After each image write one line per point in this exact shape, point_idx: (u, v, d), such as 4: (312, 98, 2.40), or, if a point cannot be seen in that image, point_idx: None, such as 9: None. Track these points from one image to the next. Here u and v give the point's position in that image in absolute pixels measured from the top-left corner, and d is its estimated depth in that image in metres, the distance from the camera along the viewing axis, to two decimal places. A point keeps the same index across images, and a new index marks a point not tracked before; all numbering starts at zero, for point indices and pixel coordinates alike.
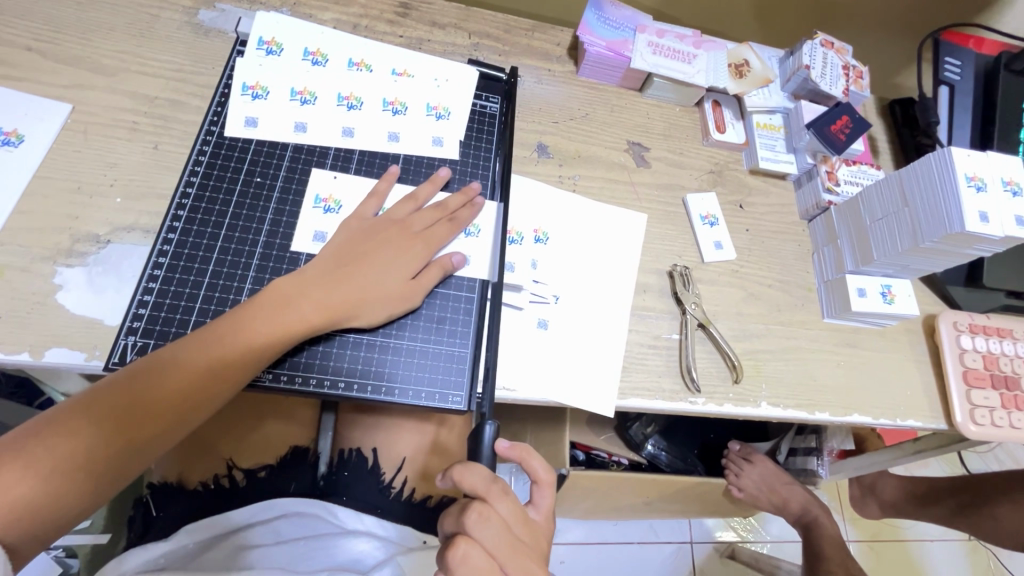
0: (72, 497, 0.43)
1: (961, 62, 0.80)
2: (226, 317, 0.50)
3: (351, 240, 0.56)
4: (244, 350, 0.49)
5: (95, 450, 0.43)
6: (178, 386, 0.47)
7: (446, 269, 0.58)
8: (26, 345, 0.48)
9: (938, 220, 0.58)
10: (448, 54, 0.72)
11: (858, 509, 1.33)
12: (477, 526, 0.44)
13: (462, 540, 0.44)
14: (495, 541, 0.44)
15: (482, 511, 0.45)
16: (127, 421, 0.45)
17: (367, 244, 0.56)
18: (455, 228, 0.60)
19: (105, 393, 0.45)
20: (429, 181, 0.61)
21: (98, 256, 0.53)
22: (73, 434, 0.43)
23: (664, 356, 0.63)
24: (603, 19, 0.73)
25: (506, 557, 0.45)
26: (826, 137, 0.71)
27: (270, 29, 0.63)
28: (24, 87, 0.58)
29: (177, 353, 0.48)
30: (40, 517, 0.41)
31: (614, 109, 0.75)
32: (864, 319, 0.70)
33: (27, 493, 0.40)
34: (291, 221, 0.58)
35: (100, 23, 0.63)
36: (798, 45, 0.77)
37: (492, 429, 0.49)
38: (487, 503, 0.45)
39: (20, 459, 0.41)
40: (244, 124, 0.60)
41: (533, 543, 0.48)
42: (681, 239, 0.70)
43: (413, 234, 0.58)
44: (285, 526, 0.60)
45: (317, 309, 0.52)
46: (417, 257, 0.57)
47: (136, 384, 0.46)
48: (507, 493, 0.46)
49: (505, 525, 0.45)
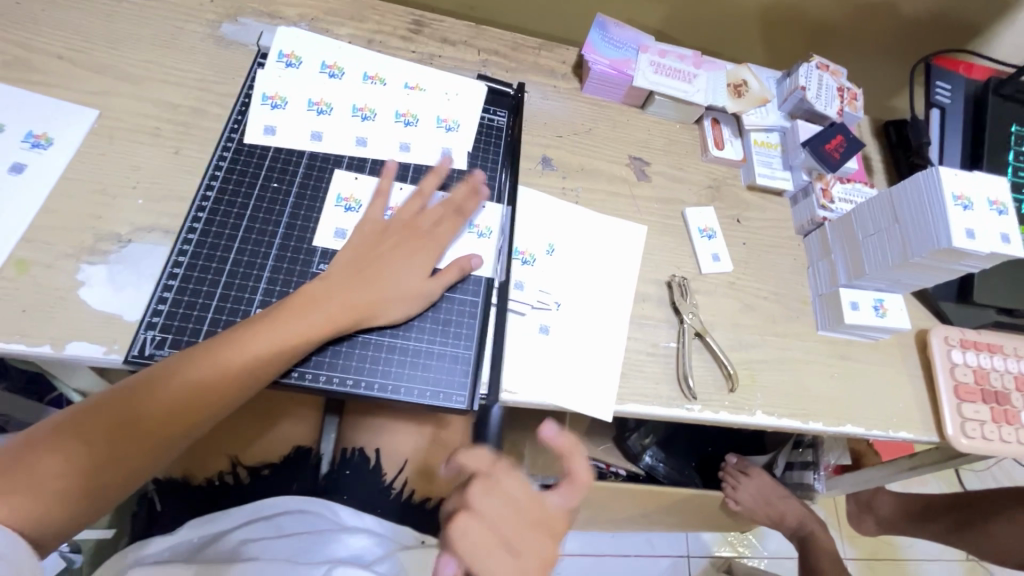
0: (101, 491, 0.46)
1: (951, 87, 0.83)
2: (247, 321, 0.52)
3: (366, 244, 0.59)
4: (265, 355, 0.51)
5: (121, 447, 0.47)
6: (199, 388, 0.49)
7: (464, 270, 0.60)
8: (48, 339, 0.51)
9: (927, 236, 0.60)
10: (457, 69, 0.75)
11: (855, 525, 1.33)
12: (480, 497, 0.46)
13: (464, 510, 0.45)
14: (497, 512, 0.46)
15: (485, 483, 0.47)
16: (152, 421, 0.48)
17: (381, 250, 0.59)
18: (458, 220, 0.63)
19: (133, 392, 0.48)
20: (432, 173, 0.63)
21: (120, 254, 0.55)
22: (102, 431, 0.46)
23: (662, 364, 0.65)
24: (607, 39, 0.76)
25: (509, 529, 0.45)
26: (820, 155, 0.75)
27: (289, 43, 0.66)
28: (54, 93, 0.61)
29: (201, 354, 0.49)
30: (73, 509, 0.45)
31: (616, 125, 0.78)
32: (857, 332, 0.72)
33: (61, 487, 0.44)
34: (305, 225, 0.60)
35: (128, 34, 0.66)
36: (794, 67, 0.80)
37: (496, 418, 0.54)
38: (490, 478, 0.47)
39: (57, 452, 0.45)
40: (262, 132, 0.62)
41: (541, 522, 0.47)
42: (680, 251, 0.73)
43: (420, 234, 0.61)
44: (288, 521, 0.61)
45: (337, 312, 0.54)
46: (430, 259, 0.60)
47: (161, 385, 0.48)
48: (511, 471, 0.48)
49: (508, 498, 0.47)
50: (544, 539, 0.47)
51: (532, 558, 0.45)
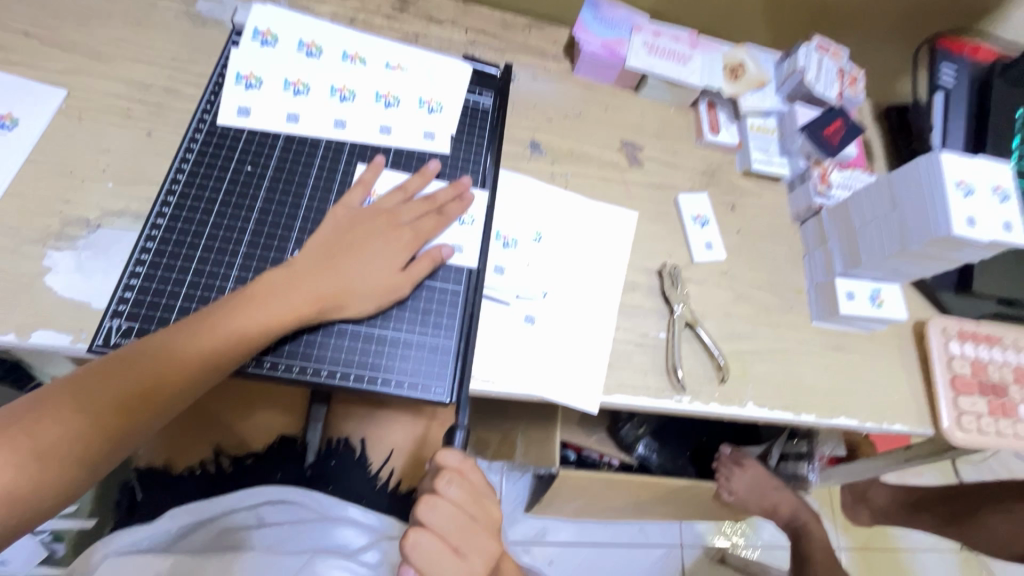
0: (59, 485, 0.43)
1: (956, 69, 0.80)
2: (214, 307, 0.50)
3: (340, 231, 0.56)
4: (233, 340, 0.49)
5: (76, 439, 0.44)
6: (162, 374, 0.47)
7: (436, 262, 0.58)
8: (12, 326, 0.49)
9: (926, 223, 0.58)
10: (443, 49, 0.73)
11: (850, 516, 1.32)
12: (426, 515, 0.45)
13: (412, 531, 0.44)
14: (445, 526, 0.45)
15: (430, 501, 0.45)
16: (112, 410, 0.45)
17: (355, 237, 0.56)
18: (442, 221, 0.60)
19: (90, 381, 0.45)
20: (419, 174, 0.61)
21: (88, 239, 0.54)
22: (54, 422, 0.43)
23: (651, 354, 0.64)
24: (599, 18, 0.74)
25: (459, 542, 0.45)
26: (819, 140, 0.72)
27: (265, 20, 0.64)
28: (20, 72, 0.58)
29: (163, 341, 0.48)
30: (28, 505, 0.42)
31: (608, 108, 0.76)
32: (852, 323, 0.70)
33: (14, 481, 0.41)
34: (271, 213, 0.58)
35: (99, 10, 0.63)
36: (793, 49, 0.78)
37: (461, 439, 0.47)
38: (434, 492, 0.45)
39: (7, 446, 0.41)
40: (237, 113, 0.60)
41: (491, 527, 0.47)
42: (672, 238, 0.71)
43: (375, 219, 0.58)
44: (270, 512, 0.59)
45: (309, 302, 0.52)
46: (402, 244, 0.57)
47: (121, 373, 0.46)
48: (453, 481, 0.45)
49: (455, 511, 0.45)
50: (489, 538, 0.47)
51: (482, 564, 0.46)
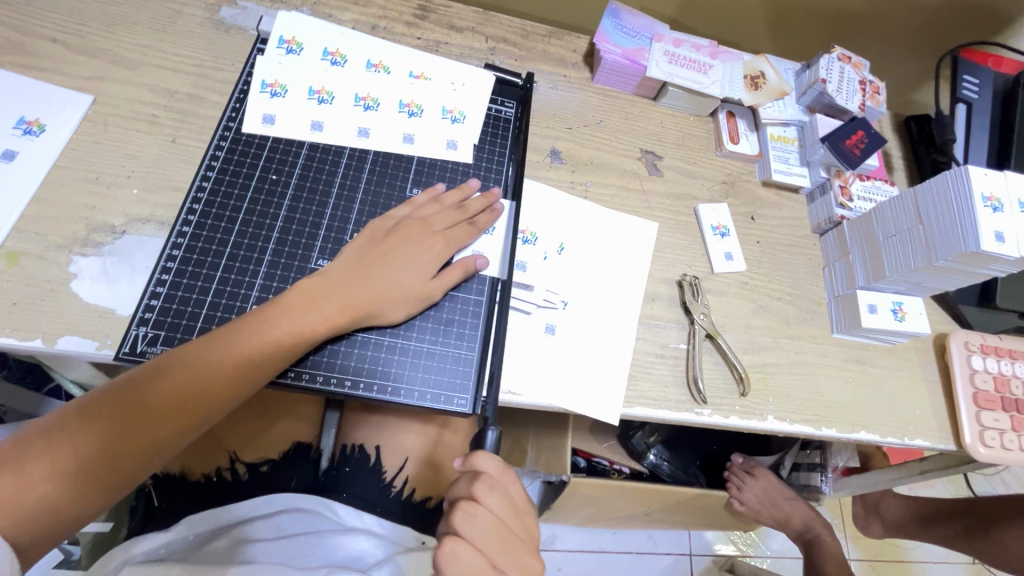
0: (94, 492, 0.44)
1: (979, 81, 0.79)
2: (249, 317, 0.50)
3: (375, 239, 0.57)
4: (268, 349, 0.49)
5: (110, 448, 0.44)
6: (193, 383, 0.47)
7: (468, 271, 0.58)
8: (39, 333, 0.49)
9: (952, 238, 0.58)
10: (464, 57, 0.73)
11: (862, 528, 1.31)
12: (465, 525, 0.44)
13: (450, 539, 0.43)
14: (482, 537, 0.44)
15: (469, 508, 0.44)
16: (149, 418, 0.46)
17: (390, 247, 0.56)
18: (474, 230, 0.60)
19: (125, 391, 0.45)
20: (459, 189, 0.62)
21: (114, 246, 0.54)
22: (89, 432, 0.44)
23: (671, 366, 0.63)
24: (620, 27, 0.74)
25: (498, 554, 0.44)
26: (841, 151, 0.71)
27: (290, 28, 0.64)
28: (47, 78, 0.59)
29: (200, 350, 0.48)
30: (65, 512, 0.42)
31: (628, 116, 0.76)
32: (873, 336, 0.69)
33: (51, 488, 0.41)
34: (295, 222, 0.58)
35: (124, 17, 0.64)
36: (815, 58, 0.77)
37: (494, 435, 0.49)
38: (475, 500, 0.45)
39: (48, 454, 0.42)
40: (261, 121, 0.60)
41: (528, 541, 0.46)
42: (692, 249, 0.70)
43: (408, 229, 0.58)
44: (286, 521, 0.59)
45: (344, 310, 0.52)
46: (426, 252, 0.57)
47: (159, 381, 0.46)
48: (495, 487, 0.45)
49: (495, 522, 0.45)
50: (530, 558, 0.46)
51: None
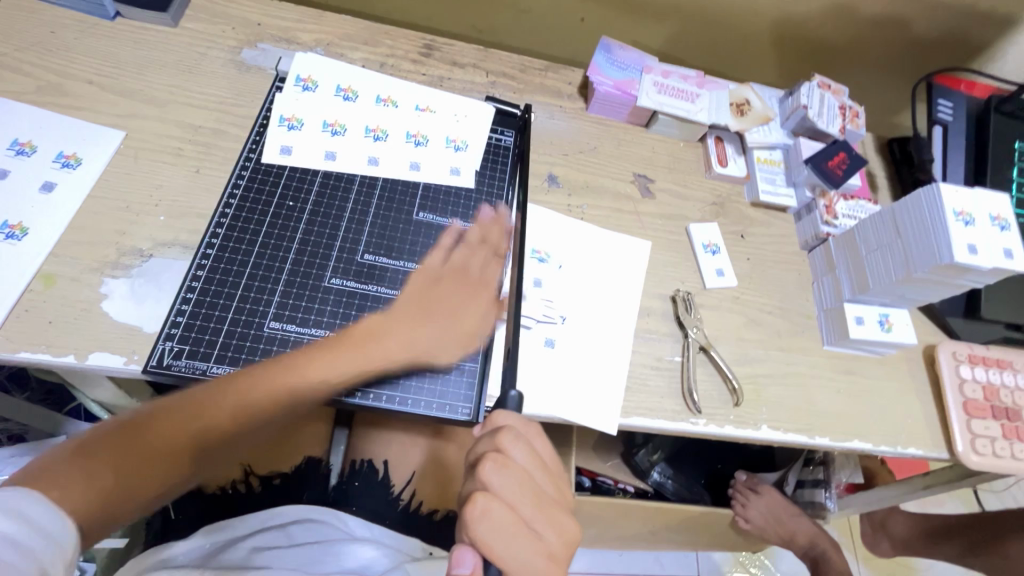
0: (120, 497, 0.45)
1: (953, 104, 0.84)
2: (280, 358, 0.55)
3: (422, 286, 0.62)
4: (287, 389, 0.53)
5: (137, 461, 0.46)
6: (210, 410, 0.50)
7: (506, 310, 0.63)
8: (72, 349, 0.53)
9: (929, 250, 0.61)
10: (467, 90, 0.78)
11: (871, 548, 1.30)
12: (493, 477, 0.46)
13: (479, 494, 0.45)
14: (511, 489, 0.46)
15: (496, 462, 0.46)
16: (163, 449, 0.48)
17: (437, 293, 0.62)
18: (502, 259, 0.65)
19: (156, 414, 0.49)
20: (494, 223, 0.67)
21: (142, 268, 0.58)
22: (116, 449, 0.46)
23: (666, 378, 0.66)
24: (612, 61, 0.79)
25: (526, 505, 0.46)
26: (823, 172, 0.76)
27: (307, 68, 0.70)
28: (83, 116, 0.64)
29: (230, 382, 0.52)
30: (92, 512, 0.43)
31: (621, 143, 0.80)
32: (862, 347, 0.72)
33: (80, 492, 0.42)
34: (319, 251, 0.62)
35: (154, 60, 0.69)
36: (797, 86, 0.82)
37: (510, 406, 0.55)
38: (501, 453, 0.47)
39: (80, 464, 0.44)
40: (279, 152, 0.65)
41: (555, 495, 0.48)
42: (685, 266, 0.74)
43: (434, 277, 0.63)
44: (299, 530, 0.61)
45: (404, 345, 0.58)
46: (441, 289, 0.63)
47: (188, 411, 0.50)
48: (519, 440, 0.48)
49: (522, 474, 0.47)
50: (559, 513, 0.48)
51: (558, 537, 0.47)
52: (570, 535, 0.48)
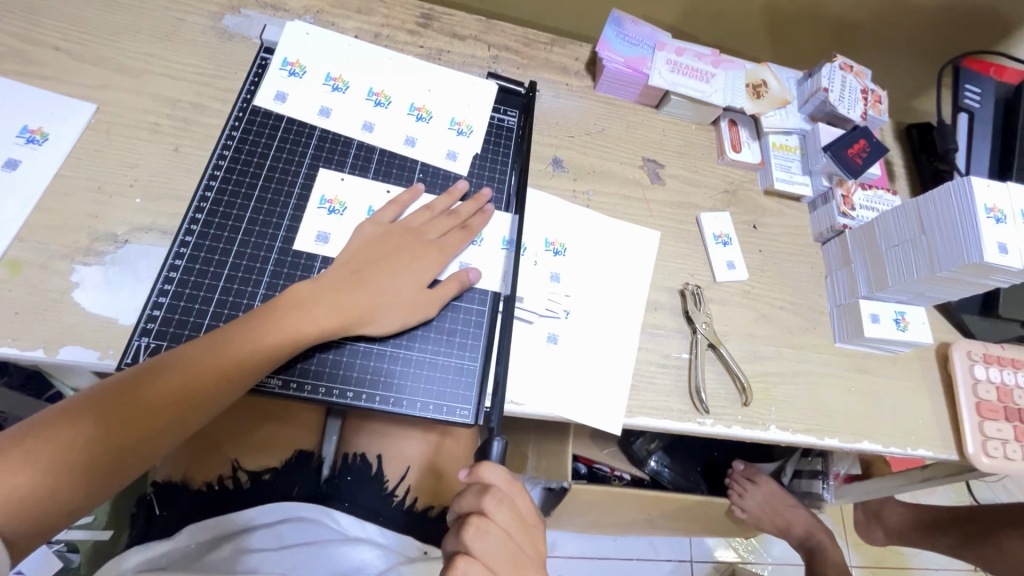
0: (76, 480, 0.42)
1: (981, 90, 0.80)
2: (247, 318, 0.50)
3: (372, 246, 0.57)
4: (241, 362, 0.48)
5: (100, 438, 0.44)
6: (173, 392, 0.46)
7: (462, 284, 0.58)
8: (41, 342, 0.49)
9: (956, 249, 0.58)
10: (467, 65, 0.73)
11: (863, 535, 1.31)
12: (476, 542, 0.44)
13: (461, 559, 0.43)
14: (494, 554, 0.44)
15: (480, 526, 0.44)
16: (148, 410, 0.46)
17: (387, 252, 0.57)
18: (467, 236, 0.60)
19: (113, 389, 0.45)
20: (475, 200, 0.62)
21: (116, 254, 0.54)
22: (76, 428, 0.43)
23: (673, 375, 0.63)
24: (622, 36, 0.74)
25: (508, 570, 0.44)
26: (844, 160, 0.71)
27: (295, 50, 0.64)
28: (50, 86, 0.59)
29: (188, 361, 0.47)
30: (42, 502, 0.41)
31: (630, 125, 0.76)
32: (876, 345, 0.69)
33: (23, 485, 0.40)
34: (305, 215, 0.58)
35: (128, 25, 0.64)
36: (816, 67, 0.78)
37: (499, 446, 0.49)
38: (485, 516, 0.44)
39: (27, 447, 0.41)
40: (254, 145, 0.60)
41: (535, 556, 0.46)
42: (694, 257, 0.70)
43: (429, 242, 0.58)
44: (289, 530, 0.59)
45: (343, 302, 0.53)
46: (438, 269, 0.58)
47: (154, 382, 0.46)
48: (505, 501, 0.45)
49: (505, 537, 0.44)
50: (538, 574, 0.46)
51: None
52: None
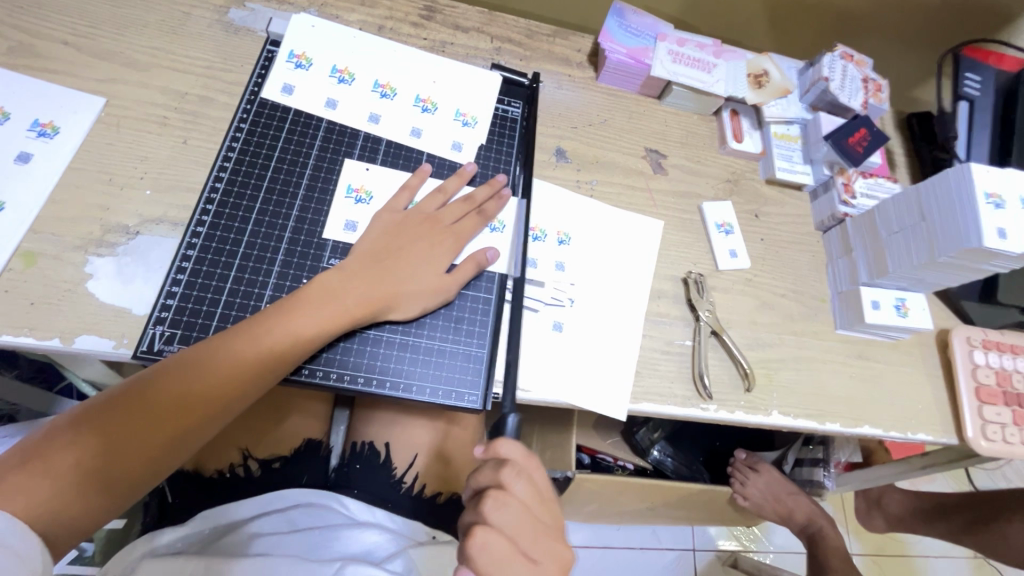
0: (115, 477, 0.44)
1: (981, 78, 0.80)
2: (272, 311, 0.51)
3: (390, 235, 0.58)
4: (268, 355, 0.49)
5: (134, 435, 0.45)
6: (202, 386, 0.47)
7: (480, 265, 0.59)
8: (57, 332, 0.50)
9: (955, 234, 0.59)
10: (470, 57, 0.73)
11: (864, 522, 1.33)
12: (495, 512, 0.45)
13: (480, 529, 0.44)
14: (512, 524, 0.45)
15: (498, 497, 0.45)
16: (179, 406, 0.46)
17: (405, 241, 0.58)
18: (481, 220, 0.61)
19: (144, 386, 0.46)
20: (488, 185, 0.63)
21: (128, 246, 0.55)
22: (111, 426, 0.44)
23: (677, 362, 0.64)
24: (624, 27, 0.74)
25: (525, 539, 0.45)
26: (844, 149, 0.72)
27: (300, 43, 0.65)
28: (59, 80, 0.59)
29: (216, 356, 0.48)
30: (85, 499, 0.42)
31: (632, 115, 0.76)
32: (877, 332, 0.70)
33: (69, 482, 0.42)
34: (332, 206, 0.59)
35: (134, 20, 0.64)
36: (818, 57, 0.78)
37: (515, 421, 0.51)
38: (503, 488, 0.45)
39: (69, 446, 0.43)
40: (263, 137, 0.61)
41: (553, 527, 0.47)
42: (696, 246, 0.71)
43: (442, 229, 0.59)
44: (299, 516, 0.60)
45: (367, 293, 0.53)
46: (452, 254, 0.59)
47: (182, 378, 0.47)
48: (522, 474, 0.46)
49: (523, 508, 0.45)
50: (557, 544, 0.47)
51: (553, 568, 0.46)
52: (568, 567, 0.47)
